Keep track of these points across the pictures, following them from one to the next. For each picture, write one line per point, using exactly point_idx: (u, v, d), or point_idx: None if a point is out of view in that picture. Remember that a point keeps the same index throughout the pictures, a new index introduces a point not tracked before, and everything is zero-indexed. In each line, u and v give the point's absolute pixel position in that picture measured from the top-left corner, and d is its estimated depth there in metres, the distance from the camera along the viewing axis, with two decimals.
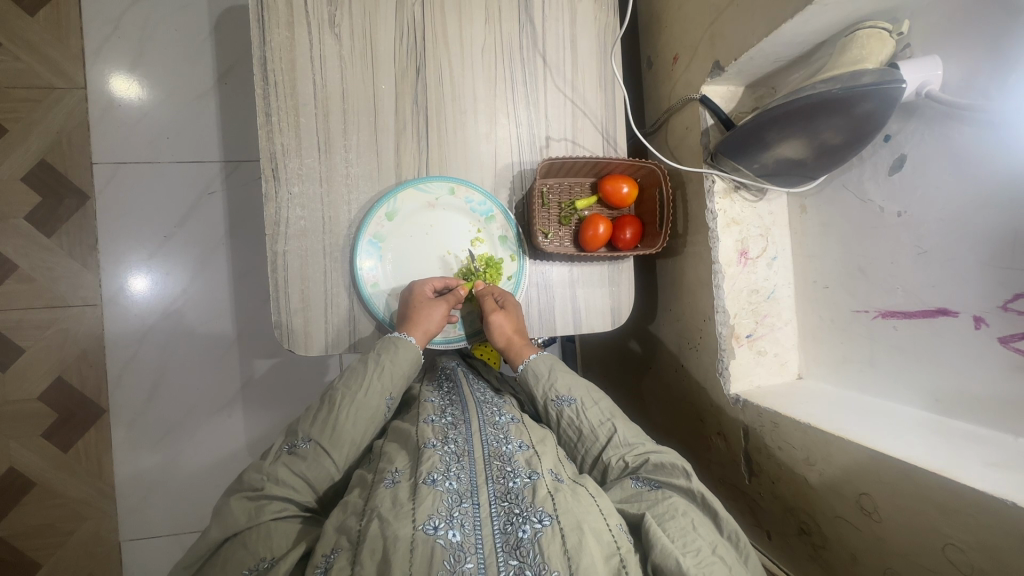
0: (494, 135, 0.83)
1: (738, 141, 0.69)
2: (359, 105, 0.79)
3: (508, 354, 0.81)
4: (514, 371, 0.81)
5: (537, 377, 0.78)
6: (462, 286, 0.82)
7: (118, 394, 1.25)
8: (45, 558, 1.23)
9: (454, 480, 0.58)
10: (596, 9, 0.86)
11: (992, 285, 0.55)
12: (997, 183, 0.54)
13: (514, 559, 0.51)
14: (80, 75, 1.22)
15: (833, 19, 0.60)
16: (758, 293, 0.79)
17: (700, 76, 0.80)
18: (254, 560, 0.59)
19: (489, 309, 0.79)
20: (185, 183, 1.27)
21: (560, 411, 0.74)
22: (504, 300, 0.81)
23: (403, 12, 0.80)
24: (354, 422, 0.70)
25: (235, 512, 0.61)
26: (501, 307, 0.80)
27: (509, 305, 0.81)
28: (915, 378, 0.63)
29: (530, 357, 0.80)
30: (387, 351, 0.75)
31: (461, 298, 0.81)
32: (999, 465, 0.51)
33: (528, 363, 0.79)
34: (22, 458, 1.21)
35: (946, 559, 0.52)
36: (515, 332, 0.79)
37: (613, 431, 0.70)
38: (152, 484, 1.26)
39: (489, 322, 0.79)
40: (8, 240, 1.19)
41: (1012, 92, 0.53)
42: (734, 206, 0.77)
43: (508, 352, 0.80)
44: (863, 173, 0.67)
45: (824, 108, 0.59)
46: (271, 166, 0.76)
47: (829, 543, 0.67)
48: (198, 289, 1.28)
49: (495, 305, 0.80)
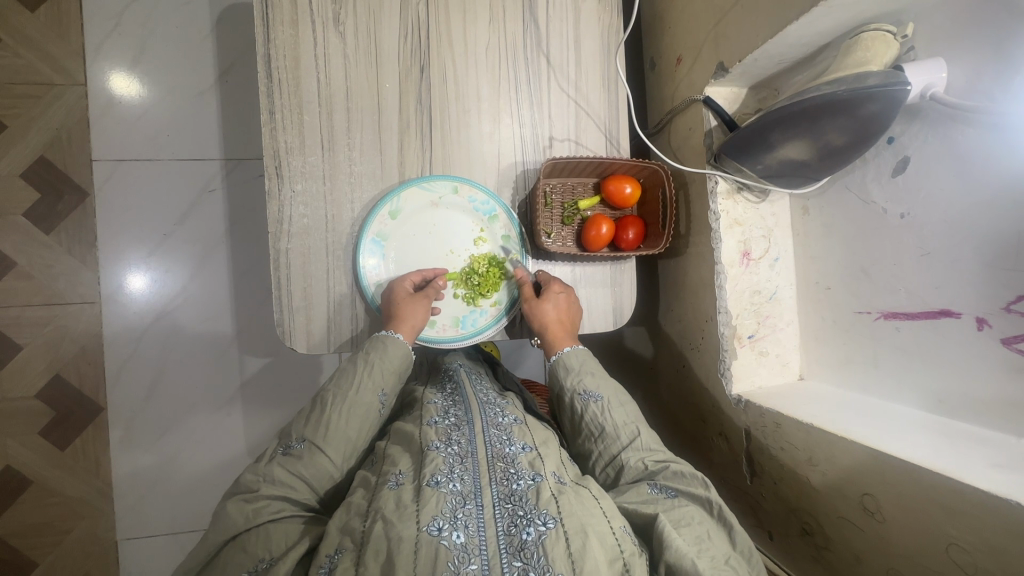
0: (497, 135, 0.83)
1: (741, 142, 0.69)
2: (363, 103, 0.79)
3: (543, 341, 0.80)
4: (548, 360, 0.80)
5: (567, 370, 0.77)
6: (442, 275, 0.81)
7: (116, 392, 1.24)
8: (42, 556, 1.22)
9: (457, 482, 0.58)
10: (599, 9, 0.86)
11: (995, 287, 0.55)
12: (1000, 184, 0.54)
13: (517, 560, 0.51)
14: (81, 72, 1.21)
15: (838, 21, 0.61)
16: (760, 294, 0.79)
17: (703, 78, 0.80)
18: (253, 561, 0.58)
19: (529, 300, 0.80)
20: (186, 181, 1.27)
21: (585, 405, 0.74)
22: (548, 289, 0.81)
23: (407, 11, 0.80)
24: (347, 420, 0.70)
25: (232, 515, 0.61)
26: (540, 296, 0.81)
27: (555, 293, 0.80)
28: (917, 380, 0.64)
29: (565, 350, 0.79)
30: (376, 349, 0.75)
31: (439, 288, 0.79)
32: (1003, 466, 0.51)
33: (561, 355, 0.78)
34: (19, 456, 1.20)
35: (950, 559, 0.53)
36: (556, 320, 0.79)
37: (637, 433, 0.71)
38: (151, 482, 1.26)
39: (533, 307, 0.79)
40: (7, 237, 1.18)
41: (1016, 95, 0.53)
42: (736, 207, 0.78)
43: (545, 340, 0.79)
44: (866, 174, 0.68)
45: (829, 109, 0.59)
46: (274, 164, 0.76)
47: (832, 543, 0.68)
48: (198, 287, 1.28)
49: (563, 289, 0.81)
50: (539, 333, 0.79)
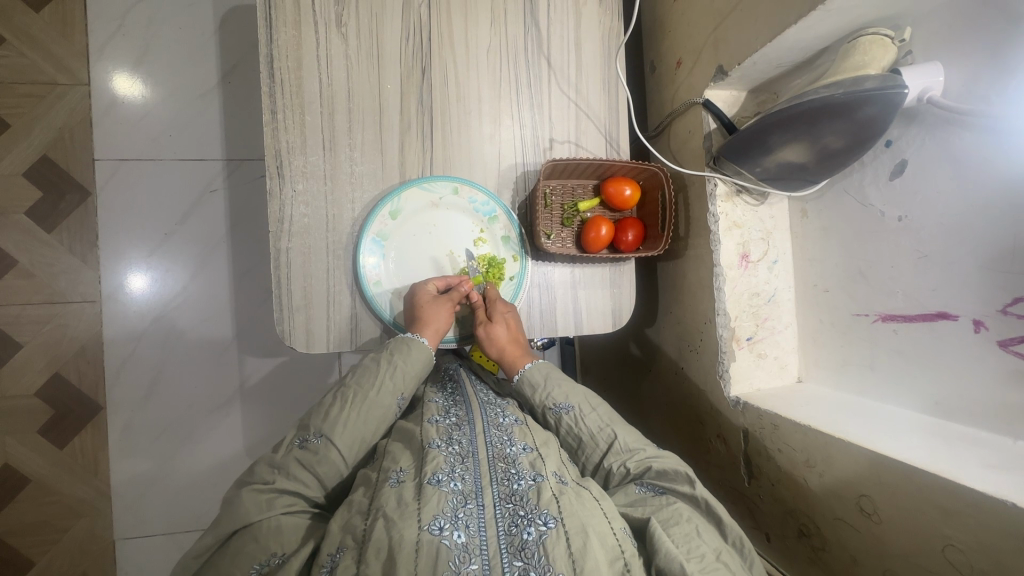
0: (498, 137, 0.84)
1: (740, 144, 0.70)
2: (364, 103, 0.79)
3: (502, 364, 0.81)
4: (510, 379, 0.82)
5: (533, 387, 0.78)
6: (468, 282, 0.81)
7: (115, 390, 1.24)
8: (39, 555, 1.22)
9: (458, 481, 0.58)
10: (600, 12, 0.87)
11: (992, 289, 0.56)
12: (997, 187, 0.55)
13: (518, 560, 0.51)
14: (84, 71, 1.22)
15: (836, 25, 0.61)
16: (758, 296, 0.79)
17: (702, 81, 0.80)
18: (265, 555, 0.58)
19: (480, 323, 0.81)
20: (188, 181, 1.27)
21: (558, 418, 0.74)
22: (496, 309, 0.80)
23: (409, 13, 0.81)
24: (365, 420, 0.70)
25: (247, 505, 0.60)
26: (491, 318, 0.81)
27: (504, 314, 0.80)
28: (914, 381, 0.64)
29: (526, 367, 0.80)
30: (400, 351, 0.75)
31: (465, 293, 0.81)
32: (998, 467, 0.52)
33: (523, 373, 0.79)
34: (17, 454, 1.20)
35: (946, 559, 0.53)
36: (510, 342, 0.79)
37: (613, 437, 0.70)
38: (149, 482, 1.26)
39: (484, 332, 0.80)
40: (8, 235, 1.18)
41: (1012, 98, 0.53)
42: (735, 210, 0.78)
43: (502, 362, 0.81)
44: (864, 177, 0.68)
45: (826, 112, 0.59)
46: (276, 163, 0.76)
47: (829, 545, 0.67)
48: (198, 287, 1.28)
49: (508, 308, 0.81)
50: (495, 356, 0.80)
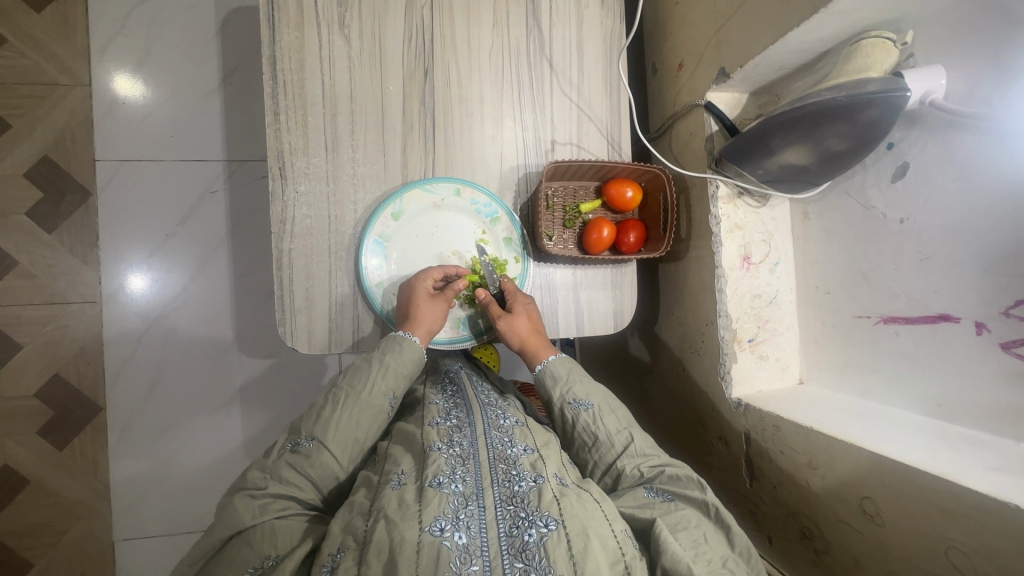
0: (500, 138, 0.84)
1: (741, 146, 0.70)
2: (366, 104, 0.79)
3: (524, 355, 0.80)
4: (533, 372, 0.81)
5: (555, 379, 0.77)
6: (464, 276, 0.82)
7: (115, 392, 1.24)
8: (38, 557, 1.21)
9: (459, 483, 0.58)
10: (602, 14, 0.87)
11: (994, 292, 0.56)
12: (999, 190, 0.55)
13: (519, 561, 0.51)
14: (85, 72, 1.22)
15: (838, 28, 0.61)
16: (760, 298, 0.79)
17: (704, 83, 0.81)
18: (260, 558, 0.59)
19: (496, 315, 0.79)
20: (188, 182, 1.27)
21: (577, 414, 0.74)
22: (515, 300, 0.80)
23: (412, 15, 0.81)
24: (357, 421, 0.70)
25: (240, 510, 0.61)
26: (511, 309, 0.80)
27: (524, 306, 0.80)
28: (916, 384, 0.64)
29: (549, 358, 0.79)
30: (391, 350, 0.75)
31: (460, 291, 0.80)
32: (1000, 469, 0.52)
33: (547, 364, 0.79)
34: (17, 455, 1.20)
35: (949, 561, 0.53)
36: (531, 332, 0.79)
37: (630, 439, 0.70)
38: (149, 483, 1.26)
39: (504, 323, 0.78)
40: (9, 235, 1.18)
41: (1014, 101, 0.54)
42: (736, 211, 0.78)
43: (525, 353, 0.80)
44: (866, 179, 0.68)
45: (829, 114, 0.60)
46: (278, 164, 0.76)
47: (831, 547, 0.68)
48: (198, 288, 1.28)
49: (528, 300, 0.81)
50: (517, 347, 0.79)
